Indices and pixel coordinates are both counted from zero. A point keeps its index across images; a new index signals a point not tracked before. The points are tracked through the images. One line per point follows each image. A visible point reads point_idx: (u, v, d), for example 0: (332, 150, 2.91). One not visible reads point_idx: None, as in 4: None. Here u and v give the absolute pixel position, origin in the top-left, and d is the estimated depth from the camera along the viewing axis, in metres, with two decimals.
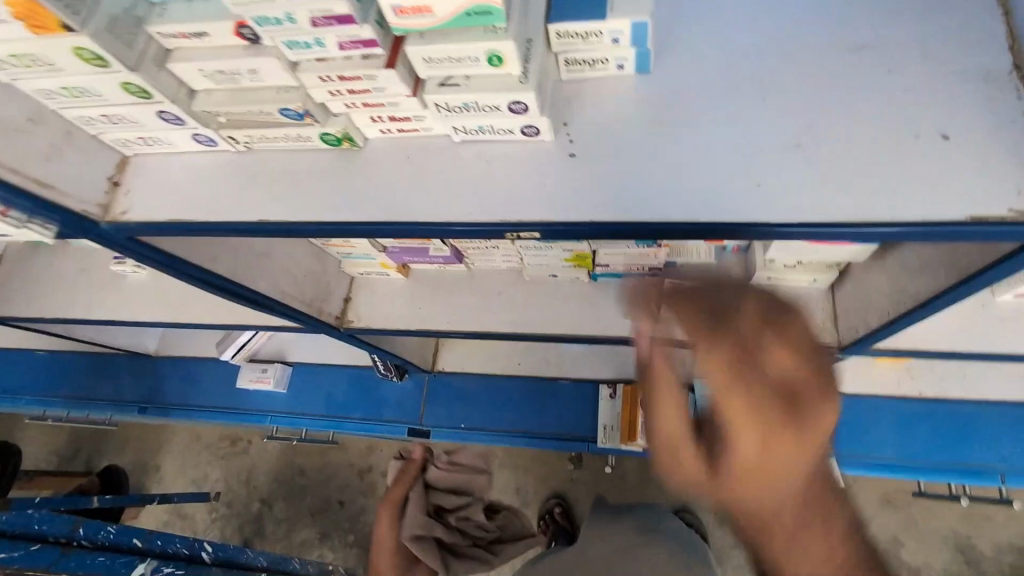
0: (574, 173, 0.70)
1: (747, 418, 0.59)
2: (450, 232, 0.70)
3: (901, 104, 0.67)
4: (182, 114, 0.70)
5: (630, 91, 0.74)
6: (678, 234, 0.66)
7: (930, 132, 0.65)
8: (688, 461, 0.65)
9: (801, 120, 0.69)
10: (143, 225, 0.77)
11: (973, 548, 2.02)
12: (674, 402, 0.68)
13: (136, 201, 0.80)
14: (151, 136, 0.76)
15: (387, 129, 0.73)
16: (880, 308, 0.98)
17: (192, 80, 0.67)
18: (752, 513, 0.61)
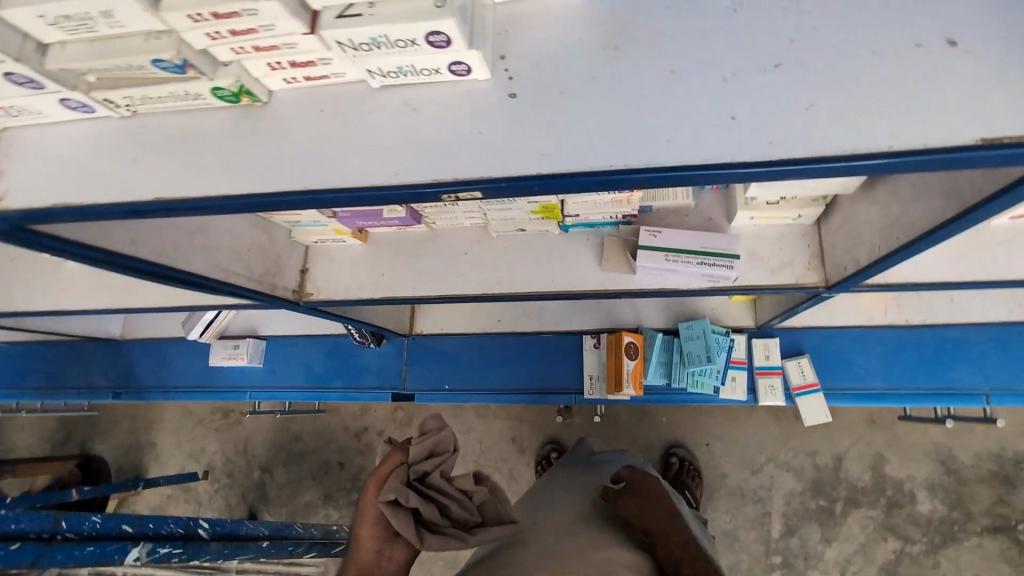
0: (517, 116, 0.59)
1: None
2: (380, 196, 0.59)
3: (894, 9, 0.57)
4: (34, 74, 0.57)
5: (574, 9, 0.62)
6: (644, 183, 0.56)
7: (933, 39, 0.55)
8: None
9: (777, 32, 0.58)
10: (22, 213, 0.65)
11: (955, 459, 2.07)
12: None
13: (14, 182, 0.68)
14: (13, 103, 0.64)
15: (291, 76, 0.61)
16: (868, 242, 0.91)
17: (33, 28, 0.54)
18: None
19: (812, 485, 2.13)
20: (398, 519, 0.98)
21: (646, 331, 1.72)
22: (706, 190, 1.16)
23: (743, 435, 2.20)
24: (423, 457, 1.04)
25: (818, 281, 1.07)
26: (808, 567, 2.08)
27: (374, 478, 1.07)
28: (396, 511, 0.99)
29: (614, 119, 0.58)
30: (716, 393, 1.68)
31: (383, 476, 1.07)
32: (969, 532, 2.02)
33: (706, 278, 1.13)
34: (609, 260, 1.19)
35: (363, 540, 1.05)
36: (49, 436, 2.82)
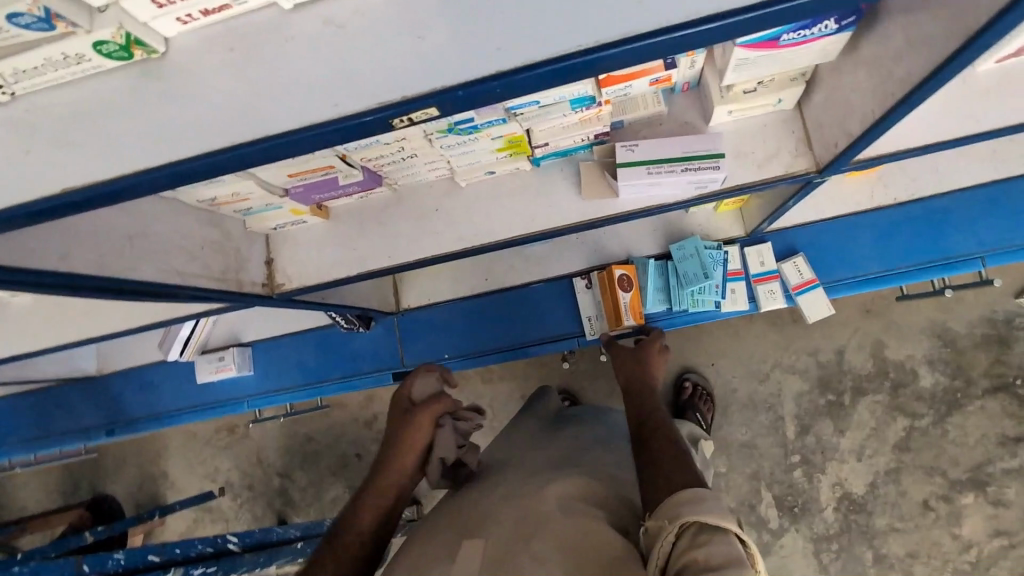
0: (461, 10, 0.51)
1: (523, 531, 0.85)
2: (320, 136, 0.51)
3: None
4: None
5: None
6: (620, 60, 0.49)
7: None
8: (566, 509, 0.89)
9: None
10: None
11: (949, 330, 2.09)
12: (527, 503, 0.91)
13: None
14: None
15: (187, 13, 0.52)
16: (861, 109, 0.84)
17: None
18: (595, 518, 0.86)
19: (819, 381, 2.15)
20: (438, 468, 1.04)
21: (636, 260, 1.67)
22: (677, 93, 1.08)
23: (748, 346, 2.20)
24: (469, 426, 1.11)
25: (808, 167, 1.01)
26: (827, 460, 2.13)
27: (428, 418, 1.04)
28: (439, 462, 1.04)
29: None
30: (718, 308, 1.66)
31: (436, 416, 1.06)
32: (971, 397, 2.06)
33: (693, 186, 1.06)
34: (590, 188, 1.11)
35: (400, 466, 0.99)
36: (54, 488, 2.73)
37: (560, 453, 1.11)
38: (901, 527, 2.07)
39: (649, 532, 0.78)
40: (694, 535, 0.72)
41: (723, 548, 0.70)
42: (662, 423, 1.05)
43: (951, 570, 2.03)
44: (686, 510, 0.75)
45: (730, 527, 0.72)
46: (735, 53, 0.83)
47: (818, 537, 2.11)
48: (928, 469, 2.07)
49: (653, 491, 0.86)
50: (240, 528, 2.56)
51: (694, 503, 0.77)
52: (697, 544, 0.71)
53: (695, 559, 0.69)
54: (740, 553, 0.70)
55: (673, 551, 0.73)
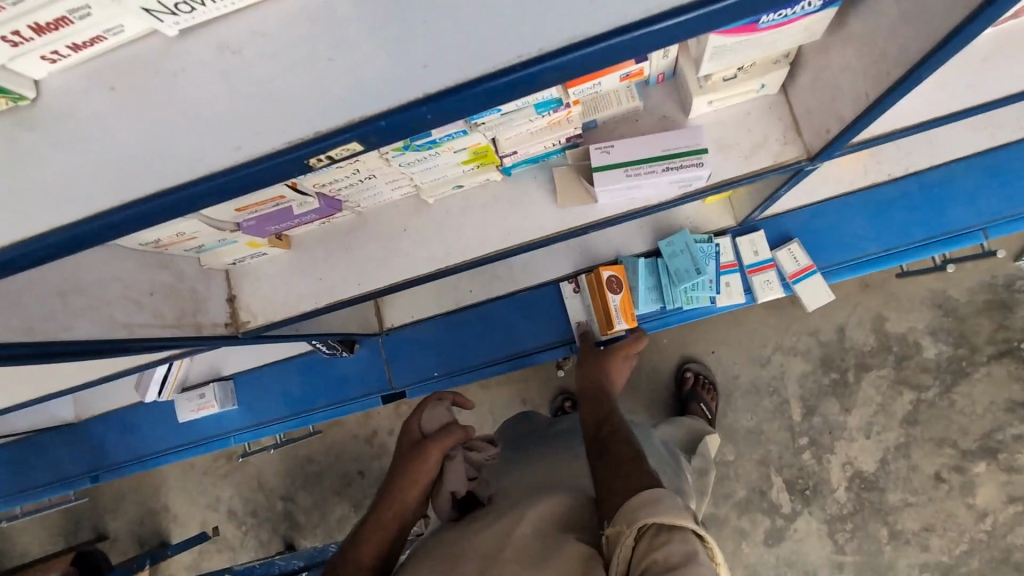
0: (377, 23, 0.44)
1: (488, 559, 0.80)
2: (227, 185, 0.44)
3: None
4: None
5: None
6: (567, 71, 0.43)
7: None
8: (527, 532, 0.82)
9: None
10: None
11: (950, 299, 2.02)
12: (497, 528, 0.85)
13: None
14: None
15: (51, 51, 0.44)
16: (854, 90, 0.77)
17: None
18: (559, 538, 0.80)
19: (822, 362, 2.08)
20: (447, 502, 0.97)
21: (625, 261, 1.59)
22: (652, 85, 1.00)
23: (748, 333, 2.12)
24: (484, 457, 1.02)
25: (798, 155, 0.93)
26: (835, 440, 2.07)
27: (437, 452, 0.96)
28: (448, 496, 0.97)
29: (496, 7, 0.43)
30: (713, 303, 1.60)
31: (445, 450, 0.97)
32: (977, 364, 2.00)
33: (676, 184, 0.98)
34: (566, 193, 1.04)
35: (402, 502, 0.92)
36: (48, 535, 2.63)
37: (551, 473, 1.04)
38: (915, 502, 2.02)
39: (609, 539, 0.71)
40: (652, 536, 0.66)
41: (681, 546, 0.65)
42: (621, 425, 0.98)
43: (968, 541, 1.99)
44: (640, 510, 0.69)
45: (686, 523, 0.67)
46: (711, 40, 0.75)
47: (833, 518, 2.06)
48: (938, 441, 2.02)
49: (610, 492, 0.79)
50: (245, 556, 2.49)
51: (649, 501, 0.70)
52: (655, 545, 0.66)
53: (654, 561, 0.64)
54: (698, 547, 0.65)
55: (633, 555, 0.67)
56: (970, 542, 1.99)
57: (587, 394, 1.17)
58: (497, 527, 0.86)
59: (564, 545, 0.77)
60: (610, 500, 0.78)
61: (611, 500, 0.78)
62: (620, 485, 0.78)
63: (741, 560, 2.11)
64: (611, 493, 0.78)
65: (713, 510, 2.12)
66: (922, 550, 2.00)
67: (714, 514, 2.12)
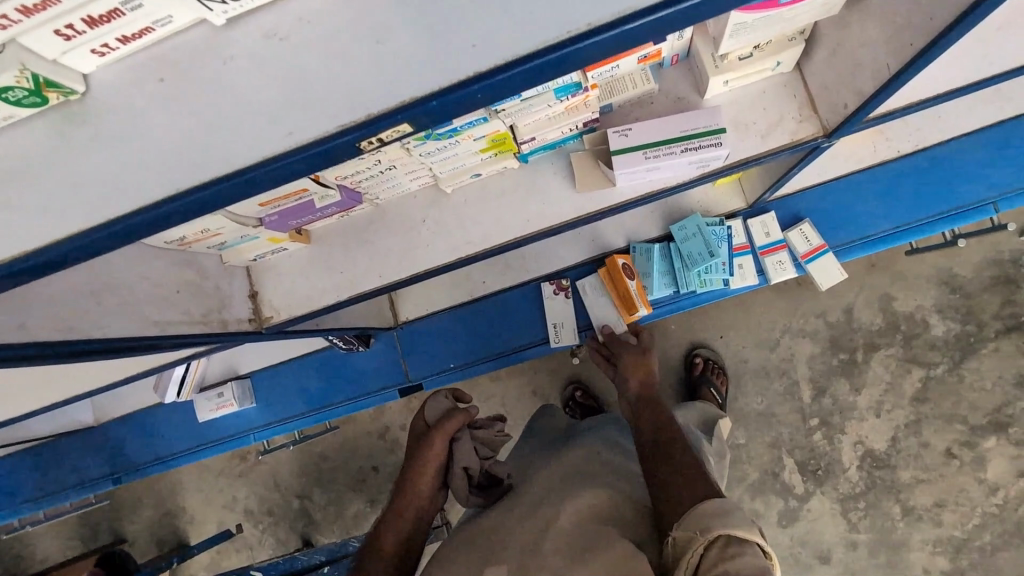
0: (423, 5, 0.45)
1: (531, 552, 0.84)
2: (278, 170, 0.45)
3: None
4: None
5: None
6: (604, 48, 0.44)
7: None
8: (564, 528, 0.86)
9: None
10: None
11: (957, 276, 2.02)
12: (536, 521, 0.89)
13: None
14: None
15: (101, 43, 0.45)
16: (873, 62, 0.77)
17: None
18: (601, 535, 0.83)
19: (831, 342, 2.09)
20: (462, 479, 1.03)
21: (638, 248, 1.59)
22: (666, 67, 1.00)
23: (758, 316, 2.13)
24: (490, 433, 1.08)
25: (815, 132, 0.93)
26: (846, 420, 2.08)
27: (440, 436, 1.03)
28: (461, 472, 1.03)
29: None
30: (727, 286, 1.61)
31: (449, 434, 1.04)
32: (985, 339, 2.01)
33: (694, 165, 0.99)
34: (584, 178, 1.05)
35: (417, 490, 1.01)
36: (70, 538, 2.66)
37: (578, 460, 1.05)
38: (927, 478, 2.03)
39: (676, 543, 0.74)
40: (724, 546, 0.70)
41: (750, 559, 0.69)
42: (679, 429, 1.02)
43: (980, 515, 2.01)
44: (712, 521, 0.73)
45: (756, 539, 0.71)
46: (732, 17, 0.75)
47: (846, 497, 2.08)
48: (949, 417, 2.03)
49: (669, 504, 0.82)
50: (265, 554, 2.52)
51: (717, 514, 0.75)
52: (727, 555, 0.69)
53: (726, 570, 0.68)
54: (768, 562, 0.70)
55: (701, 562, 0.70)
56: (982, 516, 2.01)
57: (641, 401, 1.18)
58: (535, 519, 0.89)
59: (610, 544, 0.80)
60: (671, 508, 0.82)
61: (670, 510, 0.82)
62: (681, 495, 0.83)
63: None
64: (672, 504, 0.82)
65: (727, 493, 2.14)
66: (935, 525, 2.02)
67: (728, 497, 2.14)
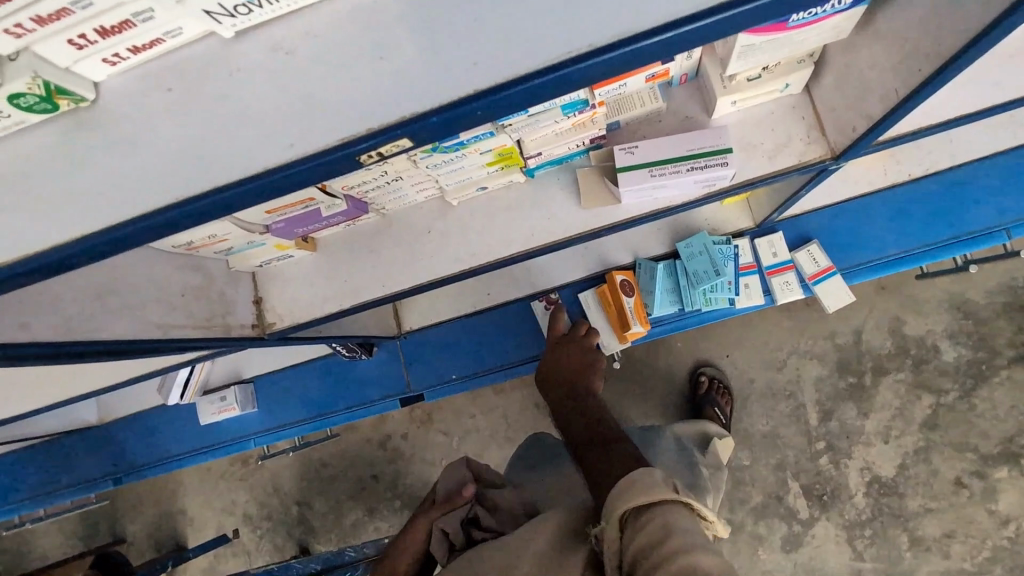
0: (426, 24, 0.46)
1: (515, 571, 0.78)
2: (277, 181, 0.46)
3: None
4: None
5: None
6: (611, 67, 0.44)
7: None
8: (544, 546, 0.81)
9: None
10: None
11: (969, 302, 1.99)
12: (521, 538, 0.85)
13: None
14: None
15: (112, 53, 0.46)
16: (880, 87, 0.77)
17: None
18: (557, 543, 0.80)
19: (838, 365, 2.06)
20: (442, 546, 0.96)
21: (643, 265, 1.59)
22: (675, 86, 1.01)
23: (762, 333, 2.11)
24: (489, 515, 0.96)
25: (822, 154, 0.93)
26: (853, 445, 2.05)
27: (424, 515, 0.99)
28: (439, 539, 0.96)
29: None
30: (732, 305, 1.59)
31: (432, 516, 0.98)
32: (997, 367, 1.97)
33: (699, 184, 0.99)
34: (589, 194, 1.05)
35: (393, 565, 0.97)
36: (69, 537, 2.66)
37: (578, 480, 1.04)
38: (935, 508, 1.99)
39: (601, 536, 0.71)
40: (634, 520, 0.67)
41: (658, 520, 0.65)
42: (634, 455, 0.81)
43: (991, 548, 1.95)
44: (614, 500, 0.70)
45: (665, 497, 0.67)
46: (740, 39, 0.76)
47: (851, 524, 2.03)
48: (959, 446, 1.99)
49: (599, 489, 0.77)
50: (262, 560, 2.50)
51: (623, 486, 0.70)
52: (637, 528, 0.66)
53: (641, 547, 0.64)
54: (680, 515, 0.66)
55: (621, 545, 0.68)
56: (993, 549, 1.95)
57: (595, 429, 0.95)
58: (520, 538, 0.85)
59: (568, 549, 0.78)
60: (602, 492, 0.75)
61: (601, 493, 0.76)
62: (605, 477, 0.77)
63: (758, 567, 2.08)
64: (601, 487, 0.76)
65: (729, 516, 2.10)
66: (944, 557, 1.97)
67: (730, 520, 2.10)
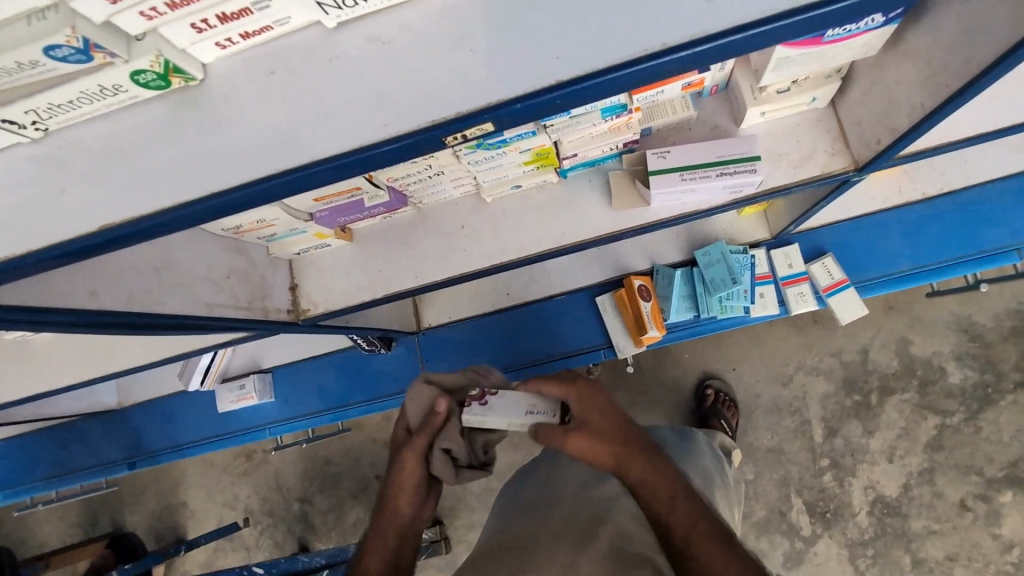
0: (509, 20, 0.51)
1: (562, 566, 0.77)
2: (368, 158, 0.50)
3: None
4: None
5: None
6: (677, 64, 0.48)
7: None
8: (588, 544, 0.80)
9: None
10: None
11: (977, 324, 2.02)
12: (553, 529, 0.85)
13: None
14: None
15: (225, 37, 0.51)
16: (907, 101, 0.81)
17: None
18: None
19: (845, 383, 2.09)
20: (447, 467, 0.91)
21: (661, 272, 1.63)
22: (705, 96, 1.06)
23: (770, 344, 2.14)
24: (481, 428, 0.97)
25: (846, 165, 0.97)
26: (857, 463, 2.06)
27: (415, 443, 0.91)
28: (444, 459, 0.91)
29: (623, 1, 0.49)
30: (747, 313, 1.63)
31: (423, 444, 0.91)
32: (1004, 391, 2.00)
33: (727, 191, 1.03)
34: (621, 197, 1.08)
35: (396, 508, 0.89)
36: (73, 524, 2.68)
37: None
38: (938, 530, 2.00)
39: None
40: None
41: None
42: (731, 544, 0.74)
43: (993, 571, 1.96)
44: None
45: None
46: (778, 51, 0.80)
47: (854, 543, 2.05)
48: (964, 468, 2.00)
49: None
50: (262, 556, 2.52)
51: None
52: None
53: None
54: None
55: None
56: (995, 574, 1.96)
57: (669, 493, 0.79)
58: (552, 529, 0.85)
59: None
60: None
61: None
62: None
63: None
64: None
65: None
66: None
67: None
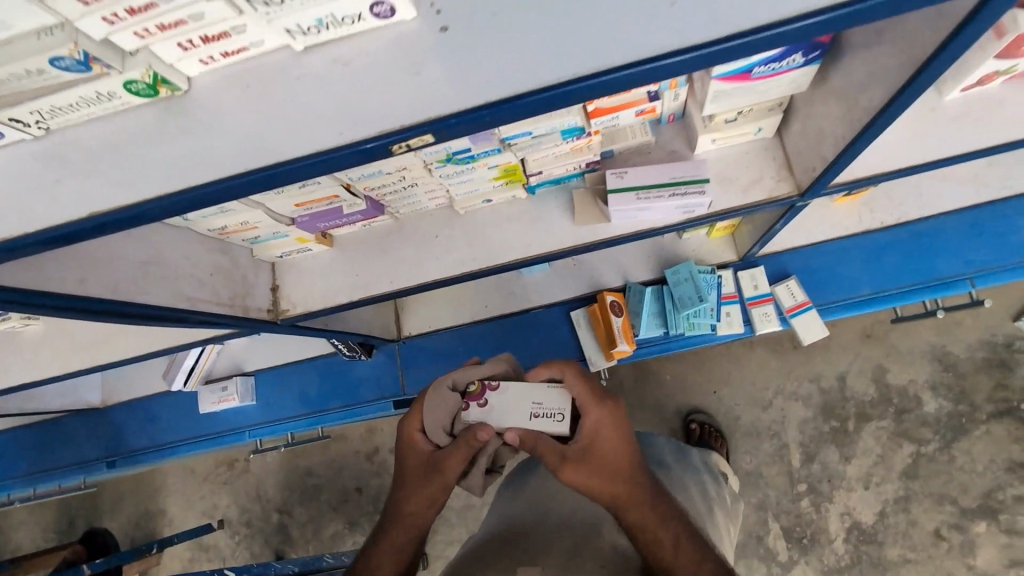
0: (450, 48, 0.59)
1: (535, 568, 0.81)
2: (324, 160, 0.57)
3: None
4: None
5: None
6: (596, 89, 0.56)
7: None
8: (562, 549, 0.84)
9: None
10: None
11: (950, 354, 2.09)
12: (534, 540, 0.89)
13: None
14: None
15: (208, 55, 0.59)
16: (834, 133, 0.90)
17: None
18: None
19: (822, 409, 2.14)
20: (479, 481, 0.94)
21: (631, 288, 1.70)
22: (664, 124, 1.15)
23: (744, 363, 2.20)
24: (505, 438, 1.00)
25: (790, 190, 1.05)
26: (834, 489, 2.11)
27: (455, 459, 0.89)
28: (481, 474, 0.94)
29: (546, 33, 0.57)
30: (714, 331, 1.69)
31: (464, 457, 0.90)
32: (977, 422, 2.05)
33: (679, 211, 1.10)
34: (583, 213, 1.16)
35: (415, 510, 0.90)
36: (51, 528, 2.68)
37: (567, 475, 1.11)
38: (914, 559, 2.04)
39: None
40: None
41: None
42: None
43: None
44: None
45: None
46: (714, 85, 0.89)
47: (829, 570, 2.08)
48: (938, 497, 2.04)
49: None
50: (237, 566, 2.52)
51: None
52: None
53: None
54: None
55: None
56: None
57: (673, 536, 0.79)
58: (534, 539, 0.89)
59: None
60: None
61: None
62: None
63: None
64: None
65: None
66: None
67: None
